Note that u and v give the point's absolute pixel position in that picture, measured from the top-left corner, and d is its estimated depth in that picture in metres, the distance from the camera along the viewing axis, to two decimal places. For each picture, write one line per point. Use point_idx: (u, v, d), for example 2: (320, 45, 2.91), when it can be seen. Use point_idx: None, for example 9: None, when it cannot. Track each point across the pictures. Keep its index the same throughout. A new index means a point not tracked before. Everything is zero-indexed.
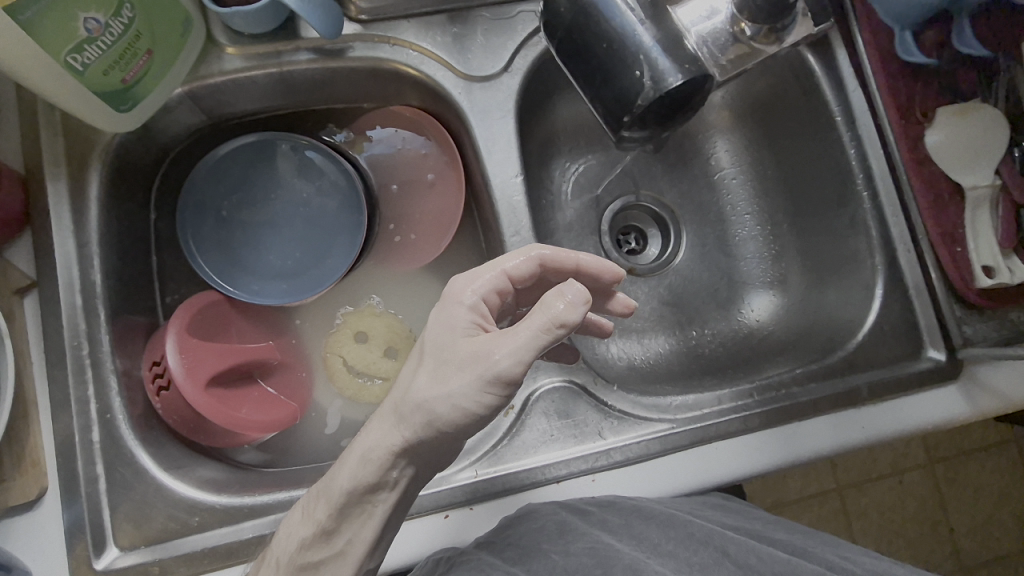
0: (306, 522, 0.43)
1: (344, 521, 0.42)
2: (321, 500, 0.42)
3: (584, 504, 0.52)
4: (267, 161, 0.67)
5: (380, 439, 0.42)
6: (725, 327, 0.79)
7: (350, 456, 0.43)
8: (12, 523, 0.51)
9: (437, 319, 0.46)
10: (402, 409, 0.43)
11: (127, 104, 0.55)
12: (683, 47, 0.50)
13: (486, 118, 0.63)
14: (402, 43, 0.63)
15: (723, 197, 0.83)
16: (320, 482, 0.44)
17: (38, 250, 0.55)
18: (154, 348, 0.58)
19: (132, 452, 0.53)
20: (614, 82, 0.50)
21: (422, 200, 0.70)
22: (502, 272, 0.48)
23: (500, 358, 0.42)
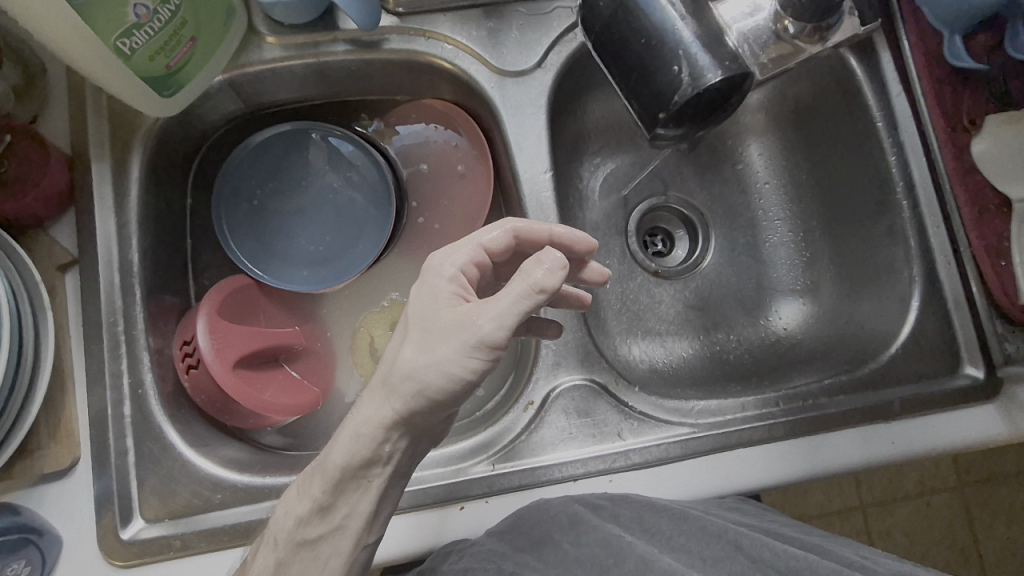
0: (302, 499, 0.43)
1: (340, 495, 0.43)
2: (317, 476, 0.43)
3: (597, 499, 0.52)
4: (300, 151, 0.68)
5: (378, 409, 0.43)
6: (751, 333, 0.78)
7: (343, 432, 0.43)
8: (44, 491, 0.53)
9: (419, 292, 0.45)
10: (392, 381, 0.43)
11: (171, 90, 0.56)
12: (723, 45, 0.49)
13: (518, 113, 0.63)
14: (437, 36, 0.63)
15: (756, 201, 0.81)
16: (315, 460, 0.44)
17: (80, 227, 0.56)
18: (186, 327, 0.59)
19: (162, 427, 0.55)
20: (650, 79, 0.49)
21: (450, 192, 0.70)
22: (479, 246, 0.48)
23: (483, 324, 0.42)
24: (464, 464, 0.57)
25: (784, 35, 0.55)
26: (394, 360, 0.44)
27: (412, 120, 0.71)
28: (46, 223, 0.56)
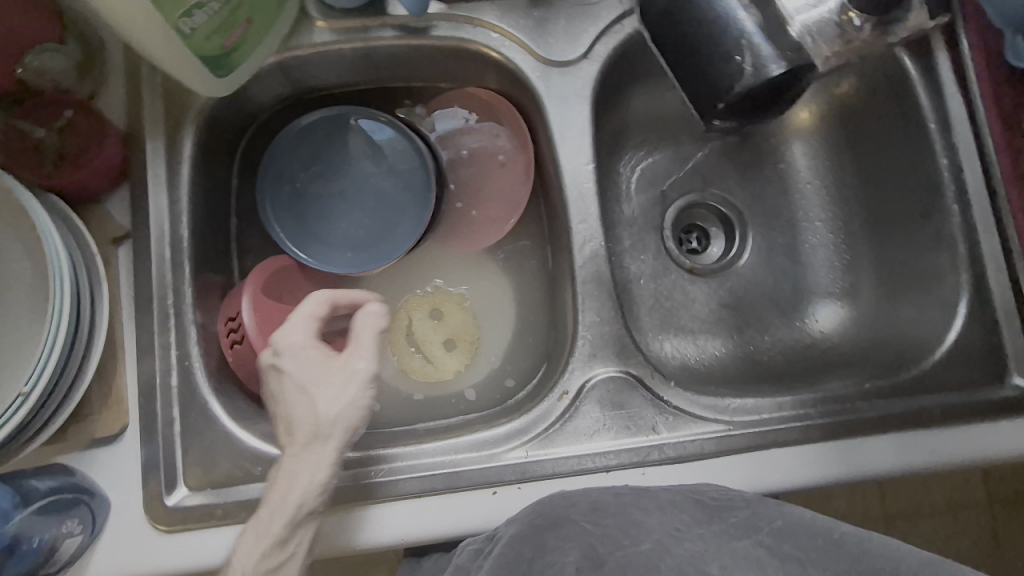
0: (261, 537, 0.47)
1: (297, 528, 0.49)
2: (274, 516, 0.48)
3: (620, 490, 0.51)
4: (344, 135, 0.69)
5: (320, 457, 0.49)
6: (786, 335, 0.77)
7: (282, 475, 0.49)
8: (94, 456, 0.54)
9: (288, 377, 0.51)
10: (324, 432, 0.49)
11: (225, 70, 0.57)
12: (783, 34, 0.48)
13: (562, 103, 0.63)
14: (484, 24, 0.63)
15: (796, 202, 0.80)
16: (261, 504, 0.49)
17: (133, 202, 0.58)
18: (230, 304, 0.61)
19: (206, 400, 0.56)
20: (706, 69, 0.49)
21: (489, 180, 0.72)
22: (294, 316, 0.53)
23: (362, 366, 0.51)
24: (497, 449, 0.57)
25: None
26: (310, 414, 0.50)
27: (454, 109, 0.72)
28: (100, 197, 0.58)
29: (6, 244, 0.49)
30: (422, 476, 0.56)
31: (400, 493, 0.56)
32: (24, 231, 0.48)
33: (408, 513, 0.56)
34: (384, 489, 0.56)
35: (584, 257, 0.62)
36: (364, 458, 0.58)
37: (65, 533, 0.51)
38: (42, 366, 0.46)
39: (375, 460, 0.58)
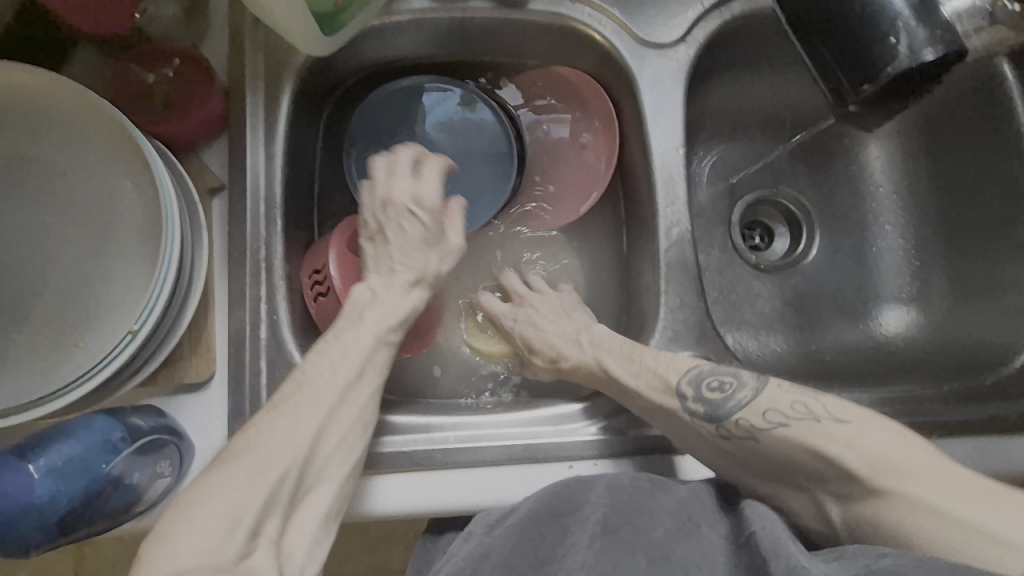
0: (280, 465, 0.45)
1: (325, 466, 0.48)
2: (296, 448, 0.47)
3: (659, 505, 0.50)
4: (433, 102, 0.69)
5: (357, 342, 0.52)
6: (850, 337, 0.76)
7: (307, 415, 0.48)
8: (181, 400, 0.55)
9: (403, 225, 0.57)
10: (364, 375, 0.52)
11: (333, 29, 0.57)
12: (936, 13, 0.43)
13: (657, 86, 0.63)
14: (583, 1, 0.63)
15: (868, 205, 0.79)
16: (273, 443, 0.46)
17: (231, 154, 0.58)
18: (315, 257, 0.62)
19: (292, 355, 0.57)
20: (860, 54, 0.44)
21: (570, 161, 0.72)
22: (413, 171, 0.59)
23: (456, 241, 0.59)
24: (573, 424, 0.59)
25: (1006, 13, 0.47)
26: (370, 340, 0.53)
27: (538, 89, 0.72)
28: (198, 147, 0.58)
29: (117, 184, 0.49)
30: (498, 445, 0.57)
31: (477, 460, 0.56)
32: (136, 172, 0.49)
33: (478, 482, 0.56)
34: (460, 454, 0.56)
35: (669, 241, 0.62)
36: (442, 424, 0.58)
37: (157, 474, 0.51)
38: (150, 308, 0.47)
39: (453, 427, 0.58)
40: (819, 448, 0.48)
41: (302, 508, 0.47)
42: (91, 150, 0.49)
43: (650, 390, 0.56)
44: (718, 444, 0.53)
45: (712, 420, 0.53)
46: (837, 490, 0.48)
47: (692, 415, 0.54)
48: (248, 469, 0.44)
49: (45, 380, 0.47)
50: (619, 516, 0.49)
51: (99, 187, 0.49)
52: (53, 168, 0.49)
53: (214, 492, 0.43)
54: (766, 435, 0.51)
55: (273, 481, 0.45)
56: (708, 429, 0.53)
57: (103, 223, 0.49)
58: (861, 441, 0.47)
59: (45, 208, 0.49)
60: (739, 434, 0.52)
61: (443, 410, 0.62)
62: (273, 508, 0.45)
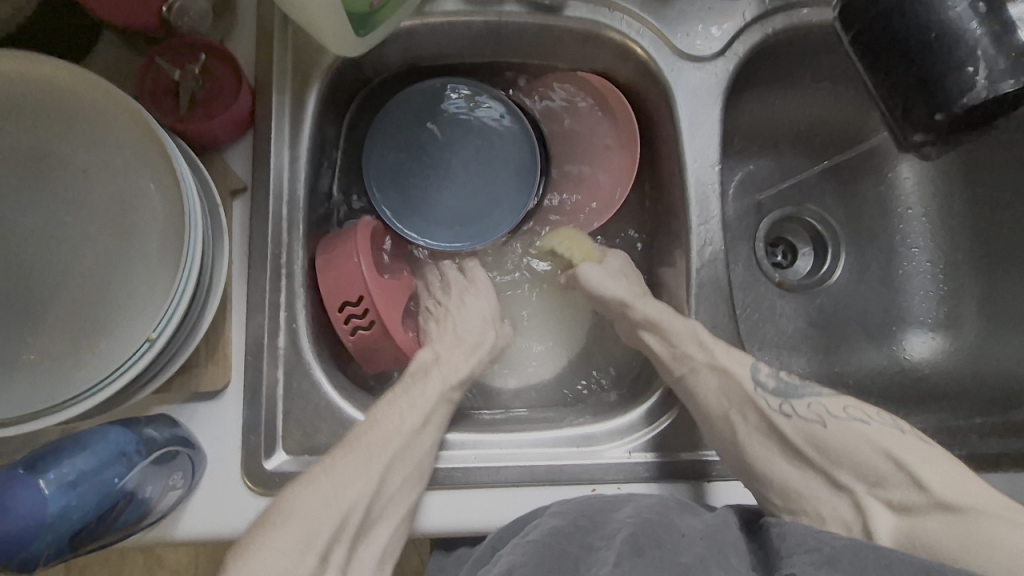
0: (339, 512, 0.50)
1: (373, 524, 0.52)
2: (358, 494, 0.51)
3: (688, 526, 0.47)
4: (454, 106, 0.67)
5: (424, 394, 0.57)
6: (874, 360, 0.74)
7: (371, 463, 0.52)
8: (194, 409, 0.53)
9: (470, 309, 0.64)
10: (425, 424, 0.55)
11: (366, 29, 0.55)
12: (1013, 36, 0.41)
13: (694, 99, 0.62)
14: (621, 10, 0.61)
15: (897, 225, 0.77)
16: (339, 485, 0.50)
17: (255, 155, 0.56)
18: (335, 273, 0.57)
19: (310, 364, 0.55)
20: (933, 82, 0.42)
21: (595, 171, 0.70)
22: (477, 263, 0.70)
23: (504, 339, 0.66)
24: (598, 446, 0.56)
25: None
26: (430, 399, 0.57)
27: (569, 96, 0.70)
28: (222, 146, 0.56)
29: (140, 184, 0.47)
30: (521, 465, 0.55)
31: (499, 480, 0.54)
32: (160, 172, 0.47)
33: (500, 502, 0.54)
34: (481, 474, 0.54)
35: (702, 260, 0.60)
36: (463, 441, 0.57)
37: (170, 485, 0.50)
38: (170, 315, 0.45)
39: (474, 444, 0.56)
40: (894, 453, 0.50)
41: (365, 538, 0.52)
42: (114, 148, 0.47)
43: (723, 355, 0.57)
44: (774, 417, 0.55)
45: (783, 395, 0.55)
46: (892, 496, 0.49)
47: (763, 387, 0.56)
48: (326, 498, 0.49)
49: (58, 385, 0.45)
50: (648, 536, 0.46)
51: (121, 187, 0.47)
52: (74, 164, 0.47)
53: (294, 518, 0.48)
54: (834, 424, 0.53)
55: (341, 514, 0.50)
56: (773, 403, 0.55)
57: (124, 224, 0.47)
58: (927, 456, 0.50)
59: (65, 208, 0.47)
60: (801, 416, 0.54)
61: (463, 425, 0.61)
62: (340, 537, 0.50)
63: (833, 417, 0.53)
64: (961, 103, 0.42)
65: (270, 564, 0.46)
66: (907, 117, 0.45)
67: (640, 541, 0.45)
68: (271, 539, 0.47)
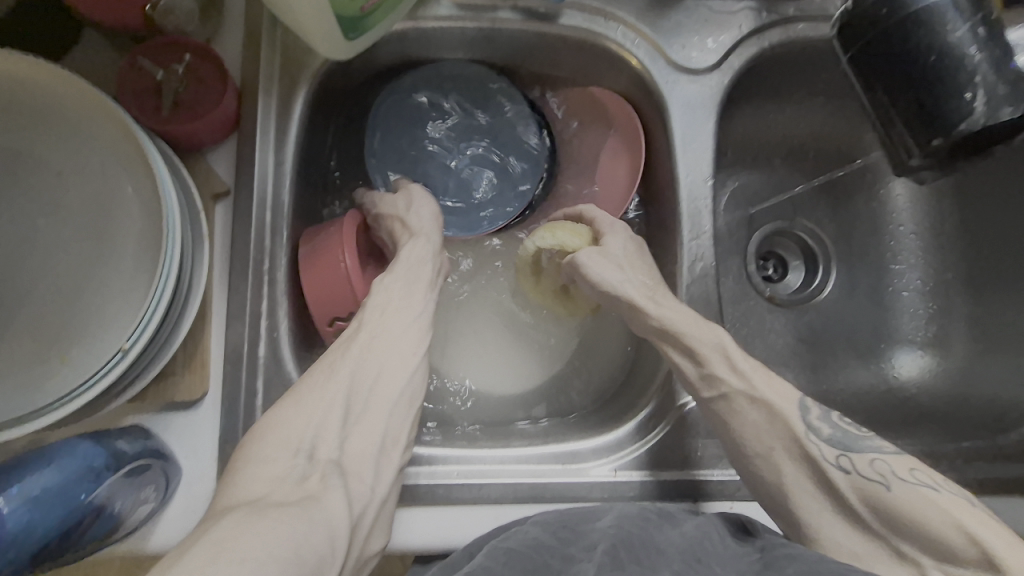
0: (317, 403, 0.47)
1: (371, 408, 0.49)
2: (334, 380, 0.48)
3: (667, 541, 0.46)
4: (463, 93, 0.65)
5: (383, 286, 0.54)
6: (864, 379, 0.73)
7: (342, 357, 0.49)
8: (169, 419, 0.52)
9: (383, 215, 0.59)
10: (392, 304, 0.53)
11: (357, 33, 0.54)
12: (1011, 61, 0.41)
13: (688, 112, 0.61)
14: (617, 20, 0.61)
15: (888, 243, 0.76)
16: (310, 383, 0.48)
17: (239, 159, 0.55)
18: (324, 286, 0.55)
19: (291, 375, 0.54)
20: (931, 105, 0.42)
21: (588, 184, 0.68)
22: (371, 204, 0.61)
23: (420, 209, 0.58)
24: (584, 463, 0.55)
25: None
26: (399, 283, 0.54)
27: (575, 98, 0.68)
28: (205, 148, 0.55)
29: (118, 186, 0.46)
30: (504, 482, 0.54)
31: (480, 496, 0.53)
32: (139, 175, 0.45)
33: (480, 518, 0.53)
34: (463, 491, 0.54)
35: (693, 275, 0.60)
36: (445, 456, 0.55)
37: (141, 499, 0.47)
38: (145, 323, 0.43)
39: (457, 460, 0.55)
40: (968, 530, 0.44)
41: (358, 429, 0.48)
42: (92, 149, 0.45)
43: (759, 382, 0.52)
44: (826, 467, 0.48)
45: (841, 447, 0.49)
46: (963, 574, 0.42)
47: (816, 434, 0.50)
48: (299, 403, 0.46)
49: (27, 394, 0.43)
50: (627, 550, 0.44)
51: (99, 189, 0.46)
52: (51, 166, 0.46)
53: (270, 428, 0.45)
54: (899, 491, 0.46)
55: (318, 413, 0.46)
56: (827, 454, 0.49)
57: (100, 227, 0.46)
58: (1007, 540, 0.43)
59: (42, 210, 0.46)
60: (860, 473, 0.48)
61: (445, 438, 0.59)
62: (325, 434, 0.46)
63: (896, 480, 0.47)
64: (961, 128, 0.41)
65: (257, 474, 0.43)
66: (906, 141, 0.44)
67: (619, 553, 0.43)
68: (255, 454, 0.44)
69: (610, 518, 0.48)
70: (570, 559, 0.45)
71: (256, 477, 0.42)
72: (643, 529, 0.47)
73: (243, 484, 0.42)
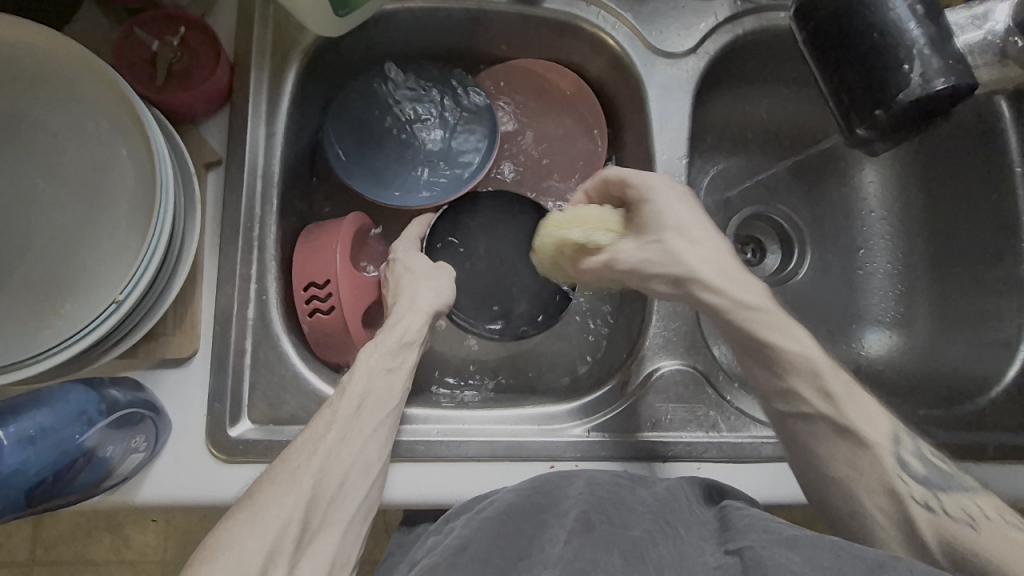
0: (280, 511, 0.45)
1: (329, 522, 0.47)
2: (299, 484, 0.46)
3: (640, 502, 0.49)
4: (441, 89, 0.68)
5: (360, 380, 0.53)
6: (834, 355, 0.74)
7: (311, 457, 0.48)
8: (160, 376, 0.54)
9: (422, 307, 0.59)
10: (366, 400, 0.52)
11: (346, 10, 0.56)
12: (951, 42, 0.43)
13: (665, 94, 0.64)
14: (598, 4, 0.63)
15: (858, 228, 0.78)
16: (273, 488, 0.46)
17: (230, 129, 0.57)
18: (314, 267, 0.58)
19: (279, 336, 0.56)
20: (875, 78, 0.44)
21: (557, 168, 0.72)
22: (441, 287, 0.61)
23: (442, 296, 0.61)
24: (559, 425, 0.58)
25: (1012, 53, 0.45)
26: (379, 380, 0.54)
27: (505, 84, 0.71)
28: (198, 119, 0.57)
29: (112, 148, 0.48)
30: (482, 440, 0.56)
31: (459, 454, 0.56)
32: (133, 139, 0.48)
33: (459, 476, 0.55)
34: (444, 448, 0.56)
35: None
36: (426, 417, 0.58)
37: (132, 448, 0.50)
38: (138, 278, 0.45)
39: (437, 420, 0.58)
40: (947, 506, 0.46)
41: (310, 550, 0.45)
42: (89, 115, 0.48)
43: (856, 412, 0.49)
44: (904, 494, 0.48)
45: (930, 485, 0.48)
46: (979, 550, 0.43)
47: (906, 469, 0.49)
48: (254, 517, 0.44)
49: (23, 344, 0.45)
50: (598, 513, 0.46)
51: (94, 152, 0.48)
52: (48, 128, 0.48)
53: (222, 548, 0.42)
54: (914, 485, 0.48)
55: (274, 530, 0.44)
56: (913, 489, 0.48)
57: (95, 188, 0.48)
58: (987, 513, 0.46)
59: (39, 172, 0.48)
60: (946, 512, 0.47)
61: (427, 403, 0.62)
62: (281, 547, 0.43)
63: (945, 510, 0.47)
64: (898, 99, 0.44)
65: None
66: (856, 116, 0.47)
67: (591, 518, 0.46)
68: (205, 573, 0.41)
69: (581, 485, 0.51)
70: (544, 526, 0.47)
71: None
72: (613, 494, 0.49)
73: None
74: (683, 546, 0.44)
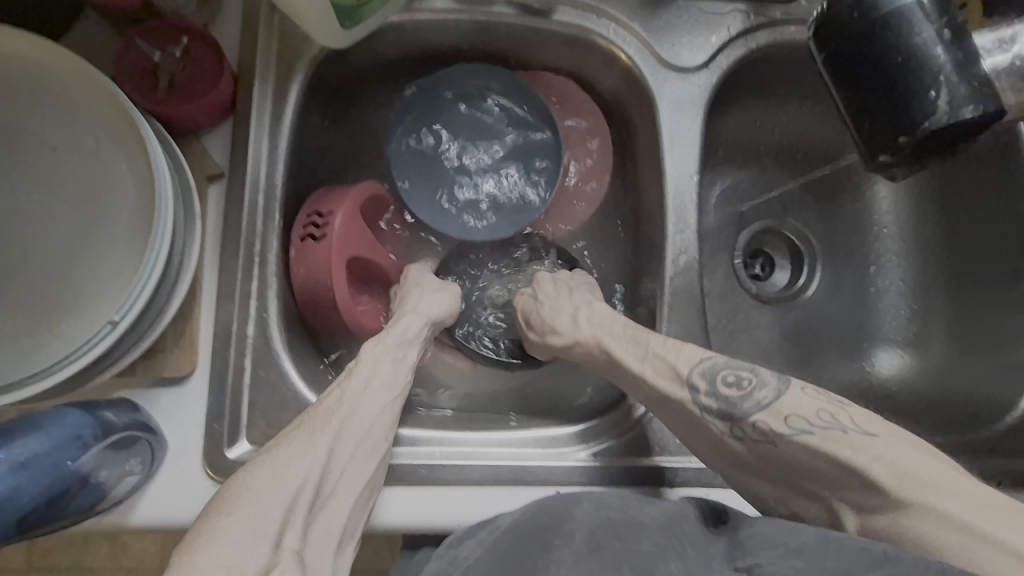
0: (288, 479, 0.45)
1: (336, 493, 0.48)
2: (308, 453, 0.47)
3: (648, 519, 0.47)
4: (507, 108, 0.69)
5: (367, 360, 0.54)
6: (843, 373, 0.73)
7: (321, 429, 0.49)
8: (158, 394, 0.53)
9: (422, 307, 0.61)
10: (372, 380, 0.53)
11: (352, 22, 0.55)
12: (976, 65, 0.42)
13: (676, 109, 0.62)
14: (609, 17, 0.62)
15: (872, 245, 0.77)
16: (281, 456, 0.46)
17: (233, 141, 0.56)
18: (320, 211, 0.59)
19: (279, 354, 0.55)
20: (898, 104, 0.43)
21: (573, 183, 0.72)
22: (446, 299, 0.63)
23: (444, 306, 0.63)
24: (564, 448, 0.57)
25: None
26: (380, 360, 0.55)
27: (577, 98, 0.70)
28: (201, 131, 0.56)
29: (112, 162, 0.47)
30: (485, 464, 0.55)
31: (462, 478, 0.54)
32: (133, 153, 0.46)
33: (462, 500, 0.54)
34: (447, 472, 0.55)
35: (676, 268, 0.61)
36: (429, 438, 0.57)
37: (127, 471, 0.49)
38: (135, 297, 0.44)
39: (440, 442, 0.57)
40: (840, 456, 0.44)
41: (321, 516, 0.47)
42: (88, 128, 0.47)
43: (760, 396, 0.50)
44: (726, 441, 0.50)
45: (728, 418, 0.49)
46: (856, 500, 0.43)
47: (709, 413, 0.50)
48: (272, 476, 0.45)
49: (19, 365, 0.44)
50: (607, 532, 0.45)
51: (92, 167, 0.47)
52: (46, 142, 0.47)
53: (242, 501, 0.44)
54: (719, 421, 0.49)
55: (289, 491, 0.45)
56: (722, 427, 0.49)
57: (93, 204, 0.47)
58: (890, 454, 0.43)
59: (36, 185, 0.47)
60: (753, 437, 0.48)
61: (430, 423, 0.60)
62: (292, 516, 0.44)
63: (780, 433, 0.47)
64: (923, 127, 0.42)
65: (218, 556, 0.41)
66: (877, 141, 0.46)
67: (599, 536, 0.44)
68: (220, 532, 0.42)
69: (588, 506, 0.48)
70: (548, 544, 0.45)
71: (217, 558, 0.41)
72: (623, 514, 0.47)
73: (200, 569, 0.40)
74: (692, 563, 0.42)
